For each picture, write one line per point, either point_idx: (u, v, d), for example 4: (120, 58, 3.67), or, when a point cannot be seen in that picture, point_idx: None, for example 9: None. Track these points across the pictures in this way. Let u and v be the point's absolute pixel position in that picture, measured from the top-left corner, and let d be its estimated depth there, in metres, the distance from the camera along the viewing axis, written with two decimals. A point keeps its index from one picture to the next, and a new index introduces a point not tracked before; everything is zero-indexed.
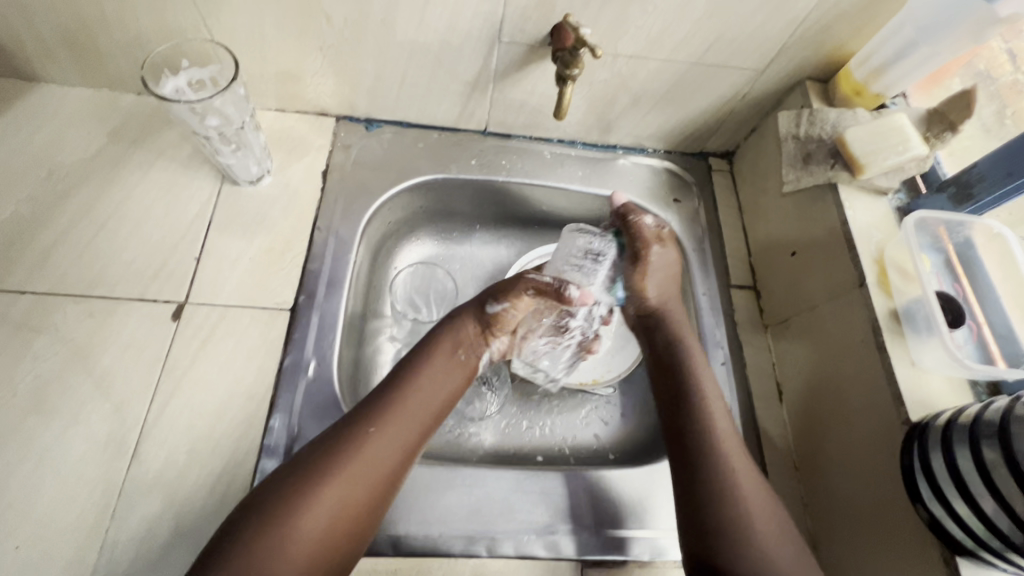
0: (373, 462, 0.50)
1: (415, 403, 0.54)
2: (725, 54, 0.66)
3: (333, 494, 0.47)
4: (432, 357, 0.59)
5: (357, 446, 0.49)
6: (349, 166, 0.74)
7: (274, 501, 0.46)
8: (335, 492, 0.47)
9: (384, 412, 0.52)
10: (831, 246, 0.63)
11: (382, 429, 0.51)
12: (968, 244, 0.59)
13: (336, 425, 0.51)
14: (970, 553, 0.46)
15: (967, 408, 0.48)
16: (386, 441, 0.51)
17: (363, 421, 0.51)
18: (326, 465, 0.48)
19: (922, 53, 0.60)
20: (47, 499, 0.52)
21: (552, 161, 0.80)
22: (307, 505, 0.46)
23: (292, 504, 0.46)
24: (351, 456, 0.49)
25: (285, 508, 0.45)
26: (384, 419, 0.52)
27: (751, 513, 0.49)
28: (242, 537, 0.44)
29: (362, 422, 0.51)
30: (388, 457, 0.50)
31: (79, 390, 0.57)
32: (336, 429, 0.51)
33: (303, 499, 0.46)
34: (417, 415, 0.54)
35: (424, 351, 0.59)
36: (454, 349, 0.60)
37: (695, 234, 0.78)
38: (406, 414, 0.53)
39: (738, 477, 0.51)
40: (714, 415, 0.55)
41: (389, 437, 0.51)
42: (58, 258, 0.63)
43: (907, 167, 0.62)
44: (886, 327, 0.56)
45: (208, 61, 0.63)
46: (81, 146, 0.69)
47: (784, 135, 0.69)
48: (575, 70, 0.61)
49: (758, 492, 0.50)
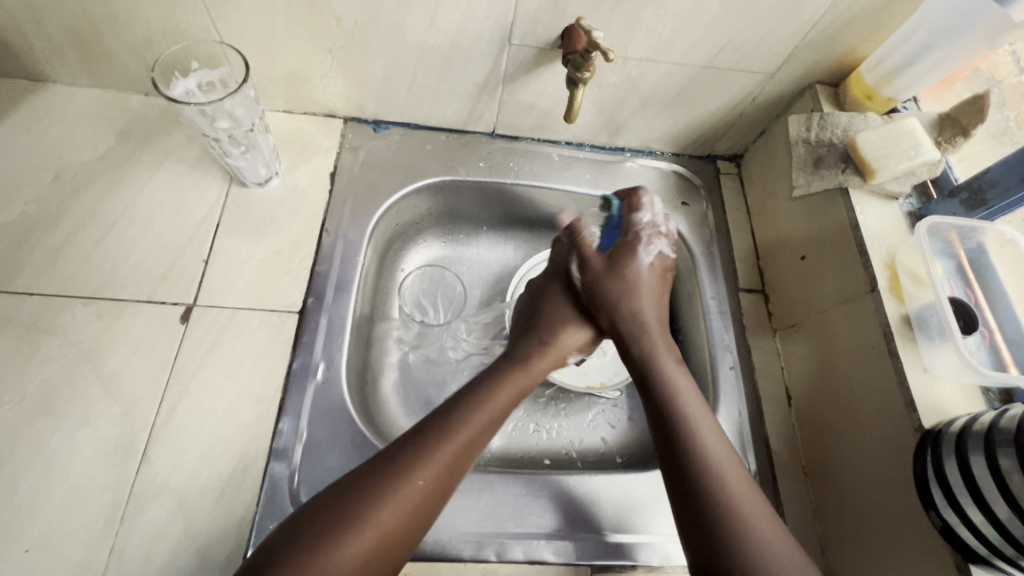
0: (418, 502, 0.47)
1: (469, 441, 0.51)
2: (735, 58, 0.66)
3: (376, 520, 0.45)
4: (491, 396, 0.56)
5: (403, 485, 0.47)
6: (357, 168, 0.74)
7: (311, 535, 0.43)
8: (375, 529, 0.44)
9: (433, 449, 0.49)
10: (841, 250, 0.63)
11: (426, 467, 0.48)
12: (980, 249, 0.59)
13: (381, 459, 0.49)
14: (984, 561, 0.46)
15: (982, 415, 0.47)
16: (432, 481, 0.48)
17: (413, 459, 0.48)
18: (371, 501, 0.45)
19: (934, 58, 0.60)
20: (55, 502, 0.52)
21: (560, 163, 0.79)
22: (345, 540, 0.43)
23: (330, 538, 0.43)
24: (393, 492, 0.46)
25: (326, 543, 0.43)
26: (431, 458, 0.49)
27: (752, 530, 0.46)
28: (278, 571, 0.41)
29: (412, 460, 0.48)
30: (431, 493, 0.48)
31: (88, 393, 0.57)
32: (382, 464, 0.48)
33: (343, 534, 0.43)
34: (468, 454, 0.51)
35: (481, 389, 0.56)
36: (511, 388, 0.58)
37: (703, 237, 0.77)
38: (459, 452, 0.50)
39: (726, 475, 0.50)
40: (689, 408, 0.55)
41: (437, 476, 0.48)
42: (67, 260, 0.62)
43: (918, 172, 0.62)
44: (898, 333, 0.55)
45: (218, 62, 0.63)
46: (89, 147, 0.69)
47: (794, 139, 0.69)
48: (586, 73, 0.60)
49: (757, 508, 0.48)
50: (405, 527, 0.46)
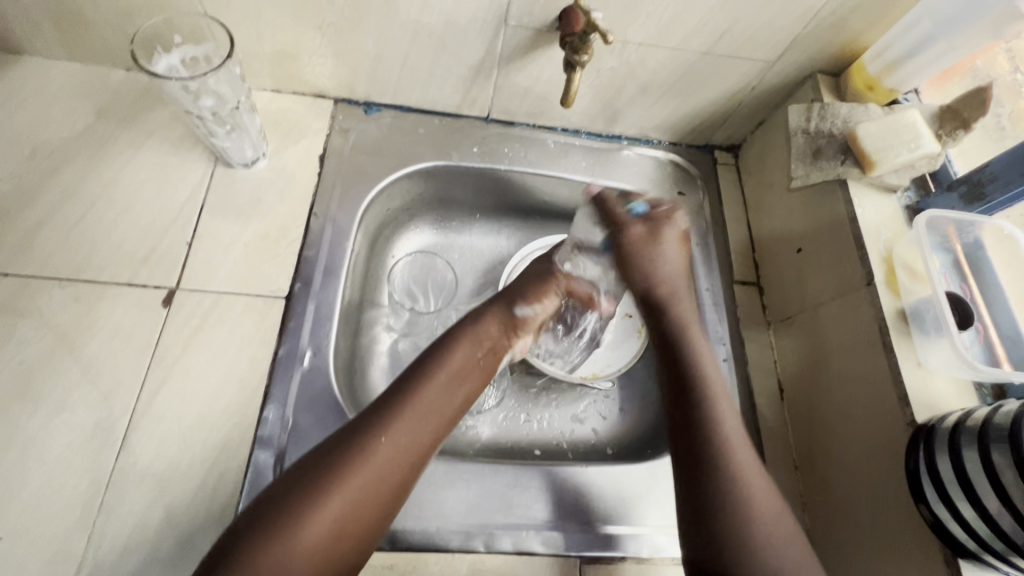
0: (381, 470, 0.46)
1: (427, 407, 0.51)
2: (736, 44, 0.64)
3: (338, 493, 0.45)
4: (448, 358, 0.55)
5: (363, 454, 0.46)
6: (347, 151, 0.72)
7: (269, 513, 0.43)
8: (334, 502, 0.44)
9: (390, 417, 0.49)
10: (837, 242, 0.62)
11: (385, 435, 0.48)
12: (978, 244, 0.58)
13: (340, 430, 0.48)
14: (973, 555, 0.46)
15: (975, 411, 0.47)
16: (391, 449, 0.47)
17: (372, 426, 0.48)
18: (330, 471, 0.45)
19: (938, 48, 0.59)
20: (31, 489, 0.51)
21: (556, 150, 0.78)
22: (308, 514, 0.43)
23: (292, 511, 0.43)
24: (355, 462, 0.46)
25: (284, 518, 0.43)
26: (392, 422, 0.48)
27: (760, 525, 0.48)
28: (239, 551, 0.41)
29: (363, 431, 0.47)
30: (392, 465, 0.47)
31: (65, 377, 0.55)
32: (343, 434, 0.48)
33: (305, 507, 0.43)
34: (425, 422, 0.50)
35: (441, 351, 0.55)
36: (474, 350, 0.57)
37: (699, 229, 0.76)
38: (416, 422, 0.50)
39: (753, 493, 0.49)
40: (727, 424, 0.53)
41: (394, 444, 0.48)
42: (44, 240, 0.60)
43: (918, 165, 0.61)
44: (893, 328, 0.55)
45: (202, 37, 0.60)
46: (68, 123, 0.66)
47: (794, 129, 0.68)
48: (583, 56, 0.59)
49: (767, 495, 0.50)
50: (368, 499, 0.46)
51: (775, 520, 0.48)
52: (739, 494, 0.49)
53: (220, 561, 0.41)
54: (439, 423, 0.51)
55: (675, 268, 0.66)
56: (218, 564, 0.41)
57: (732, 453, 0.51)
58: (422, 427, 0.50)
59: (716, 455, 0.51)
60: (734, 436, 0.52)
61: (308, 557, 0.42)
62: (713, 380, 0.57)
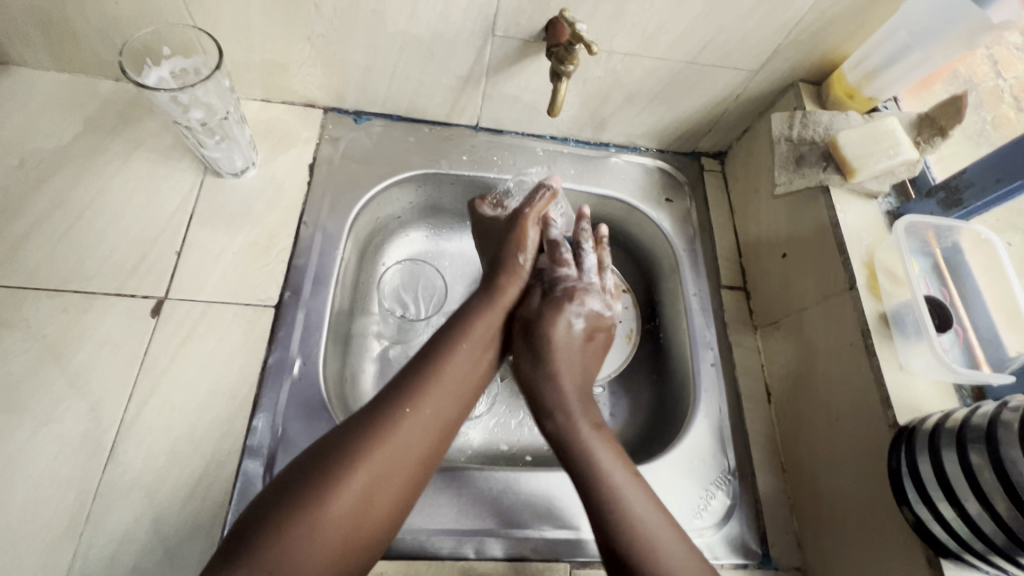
0: (410, 439, 0.49)
1: (455, 377, 0.54)
2: (720, 54, 0.65)
3: (371, 466, 0.46)
4: (469, 332, 0.58)
5: (392, 423, 0.48)
6: (337, 160, 0.72)
7: (296, 493, 0.44)
8: (368, 470, 0.46)
9: (418, 387, 0.51)
10: (821, 245, 0.63)
11: (417, 403, 0.50)
12: (956, 249, 0.59)
13: (367, 404, 0.50)
14: (954, 555, 0.46)
15: (954, 413, 0.48)
16: (422, 418, 0.50)
17: (396, 401, 0.50)
18: (361, 441, 0.47)
19: (914, 58, 0.60)
20: (18, 501, 0.50)
21: (544, 157, 0.79)
22: (340, 484, 0.45)
23: (326, 480, 0.45)
24: (389, 430, 0.48)
25: (316, 494, 0.44)
26: (417, 397, 0.51)
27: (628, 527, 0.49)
28: (263, 536, 0.42)
29: (390, 406, 0.50)
30: (417, 437, 0.49)
31: (52, 388, 0.55)
32: (371, 408, 0.50)
33: (337, 476, 0.45)
34: (452, 392, 0.53)
35: (460, 327, 0.58)
36: (493, 322, 0.60)
37: (686, 235, 0.77)
38: (445, 394, 0.53)
39: (623, 498, 0.51)
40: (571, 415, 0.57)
41: (425, 414, 0.50)
42: (32, 250, 0.60)
43: (898, 171, 0.63)
44: (875, 331, 0.56)
45: (192, 49, 0.61)
46: (57, 133, 0.67)
47: (776, 136, 0.69)
48: (570, 66, 0.59)
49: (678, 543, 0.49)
50: (399, 469, 0.48)
51: (677, 552, 0.48)
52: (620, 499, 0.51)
53: (240, 548, 0.41)
54: (465, 397, 0.54)
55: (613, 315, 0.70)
56: (242, 544, 0.42)
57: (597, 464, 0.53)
58: (445, 400, 0.52)
59: (608, 507, 0.50)
60: (632, 494, 0.51)
61: (340, 529, 0.44)
62: (608, 464, 0.53)
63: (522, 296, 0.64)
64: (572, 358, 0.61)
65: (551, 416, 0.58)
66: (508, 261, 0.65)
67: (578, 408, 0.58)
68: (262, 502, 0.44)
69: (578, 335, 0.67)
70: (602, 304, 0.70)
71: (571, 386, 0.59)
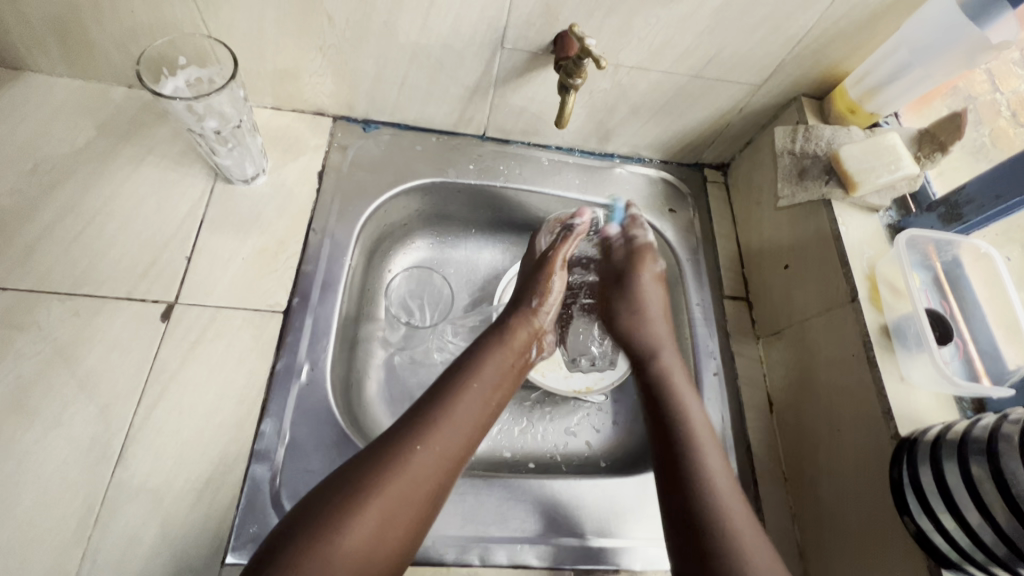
0: (421, 473, 0.49)
1: (467, 412, 0.54)
2: (724, 68, 0.66)
3: (383, 501, 0.46)
4: (480, 369, 0.58)
5: (404, 459, 0.48)
6: (346, 167, 0.73)
7: (307, 526, 0.44)
8: (380, 505, 0.46)
9: (431, 424, 0.51)
10: (822, 257, 0.64)
11: (430, 437, 0.51)
12: (956, 262, 0.60)
13: (380, 437, 0.51)
14: (955, 566, 0.47)
15: (954, 425, 0.49)
16: (434, 452, 0.50)
17: (409, 434, 0.50)
18: (373, 478, 0.47)
19: (915, 75, 0.61)
20: (27, 503, 0.51)
21: (550, 167, 0.80)
22: (353, 517, 0.45)
23: (340, 512, 0.45)
24: (399, 466, 0.48)
25: (328, 525, 0.44)
26: (429, 432, 0.51)
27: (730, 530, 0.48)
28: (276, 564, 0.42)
29: (401, 442, 0.50)
30: (428, 472, 0.49)
31: (63, 391, 0.56)
32: (385, 442, 0.50)
33: (350, 510, 0.45)
34: (464, 426, 0.53)
35: (472, 362, 0.58)
36: (503, 359, 0.60)
37: (689, 244, 0.78)
38: (457, 429, 0.52)
39: (721, 498, 0.50)
40: (686, 400, 0.59)
41: (436, 451, 0.50)
42: (44, 253, 0.61)
43: (899, 186, 0.64)
44: (877, 343, 0.57)
45: (207, 58, 0.62)
46: (70, 138, 0.67)
47: (780, 149, 0.70)
48: (577, 79, 0.60)
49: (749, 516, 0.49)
50: (406, 508, 0.47)
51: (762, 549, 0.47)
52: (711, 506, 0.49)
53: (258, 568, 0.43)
54: (476, 432, 0.54)
55: (659, 309, 0.70)
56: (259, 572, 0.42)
57: (700, 453, 0.53)
58: (455, 436, 0.52)
59: (691, 480, 0.51)
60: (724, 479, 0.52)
61: (349, 566, 0.44)
62: (699, 430, 0.56)
63: (529, 342, 0.64)
64: (659, 304, 0.70)
65: (653, 360, 0.64)
66: (522, 303, 0.67)
67: (672, 356, 0.65)
68: (284, 525, 0.45)
69: (638, 327, 0.68)
70: (648, 296, 0.70)
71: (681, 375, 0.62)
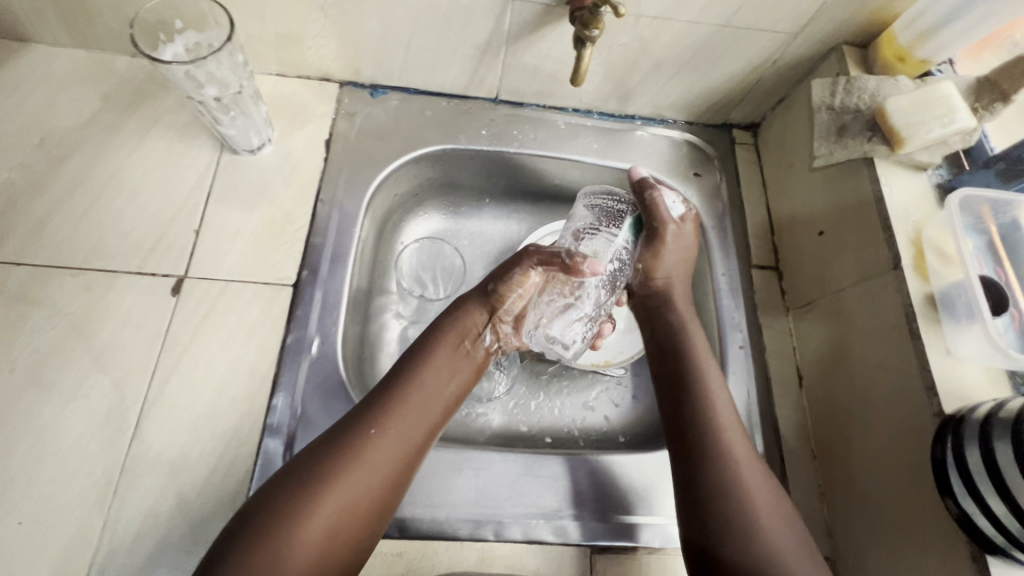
0: (372, 470, 0.47)
1: (418, 403, 0.51)
2: (756, 15, 0.61)
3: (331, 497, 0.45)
4: (434, 353, 0.55)
5: (355, 453, 0.47)
6: (353, 135, 0.71)
7: (263, 518, 0.43)
8: (333, 499, 0.45)
9: (382, 411, 0.50)
10: (863, 222, 0.59)
11: (378, 435, 0.48)
12: (1014, 225, 0.55)
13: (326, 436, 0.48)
14: (1002, 552, 0.44)
15: (1007, 402, 0.45)
16: (386, 443, 0.48)
17: (361, 426, 0.48)
18: (321, 473, 0.45)
19: (977, 14, 0.55)
20: (48, 475, 0.52)
21: (567, 131, 0.75)
22: (301, 516, 0.43)
23: (286, 513, 0.43)
24: (349, 460, 0.46)
25: (277, 524, 0.43)
26: (381, 422, 0.49)
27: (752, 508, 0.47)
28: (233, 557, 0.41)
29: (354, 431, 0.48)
30: (383, 467, 0.48)
31: (78, 366, 0.56)
32: (335, 437, 0.48)
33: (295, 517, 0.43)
34: (422, 415, 0.51)
35: (426, 348, 0.56)
36: (459, 342, 0.57)
37: (715, 211, 0.74)
38: (411, 414, 0.51)
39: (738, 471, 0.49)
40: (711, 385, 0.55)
41: (390, 439, 0.48)
42: (55, 228, 0.60)
43: (951, 141, 0.58)
44: (921, 314, 0.52)
45: (204, 22, 0.59)
46: (75, 111, 0.66)
47: (817, 105, 0.64)
48: (594, 31, 0.55)
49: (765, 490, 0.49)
50: (360, 503, 0.46)
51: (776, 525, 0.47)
52: (729, 483, 0.48)
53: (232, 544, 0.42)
54: (434, 418, 0.52)
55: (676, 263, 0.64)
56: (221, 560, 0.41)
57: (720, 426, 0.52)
58: (411, 424, 0.50)
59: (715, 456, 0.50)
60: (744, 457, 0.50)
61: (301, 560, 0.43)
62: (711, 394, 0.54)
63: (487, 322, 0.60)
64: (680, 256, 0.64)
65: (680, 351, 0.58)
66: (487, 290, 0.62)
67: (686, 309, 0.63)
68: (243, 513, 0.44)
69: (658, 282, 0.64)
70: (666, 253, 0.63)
71: (700, 340, 0.59)
